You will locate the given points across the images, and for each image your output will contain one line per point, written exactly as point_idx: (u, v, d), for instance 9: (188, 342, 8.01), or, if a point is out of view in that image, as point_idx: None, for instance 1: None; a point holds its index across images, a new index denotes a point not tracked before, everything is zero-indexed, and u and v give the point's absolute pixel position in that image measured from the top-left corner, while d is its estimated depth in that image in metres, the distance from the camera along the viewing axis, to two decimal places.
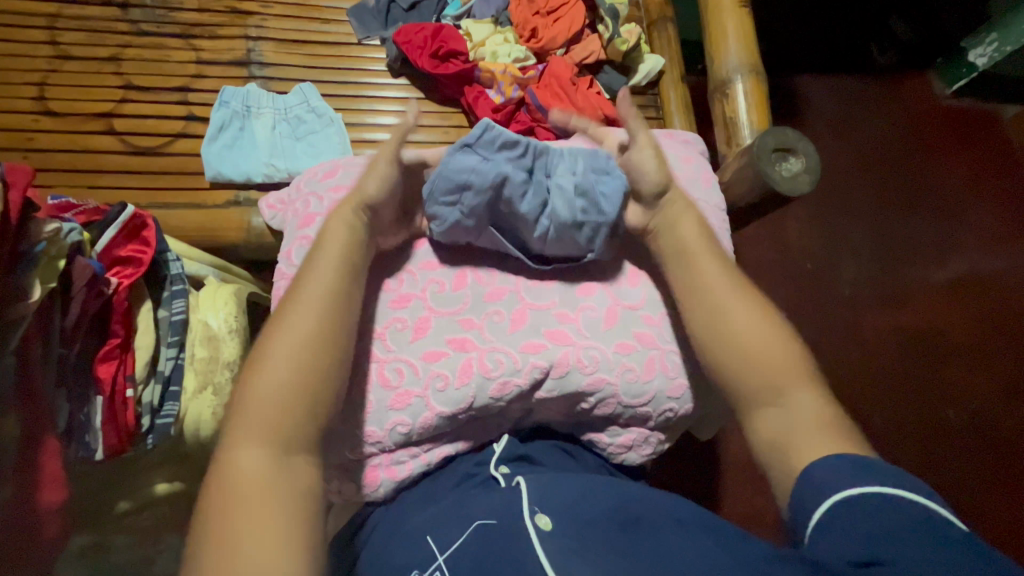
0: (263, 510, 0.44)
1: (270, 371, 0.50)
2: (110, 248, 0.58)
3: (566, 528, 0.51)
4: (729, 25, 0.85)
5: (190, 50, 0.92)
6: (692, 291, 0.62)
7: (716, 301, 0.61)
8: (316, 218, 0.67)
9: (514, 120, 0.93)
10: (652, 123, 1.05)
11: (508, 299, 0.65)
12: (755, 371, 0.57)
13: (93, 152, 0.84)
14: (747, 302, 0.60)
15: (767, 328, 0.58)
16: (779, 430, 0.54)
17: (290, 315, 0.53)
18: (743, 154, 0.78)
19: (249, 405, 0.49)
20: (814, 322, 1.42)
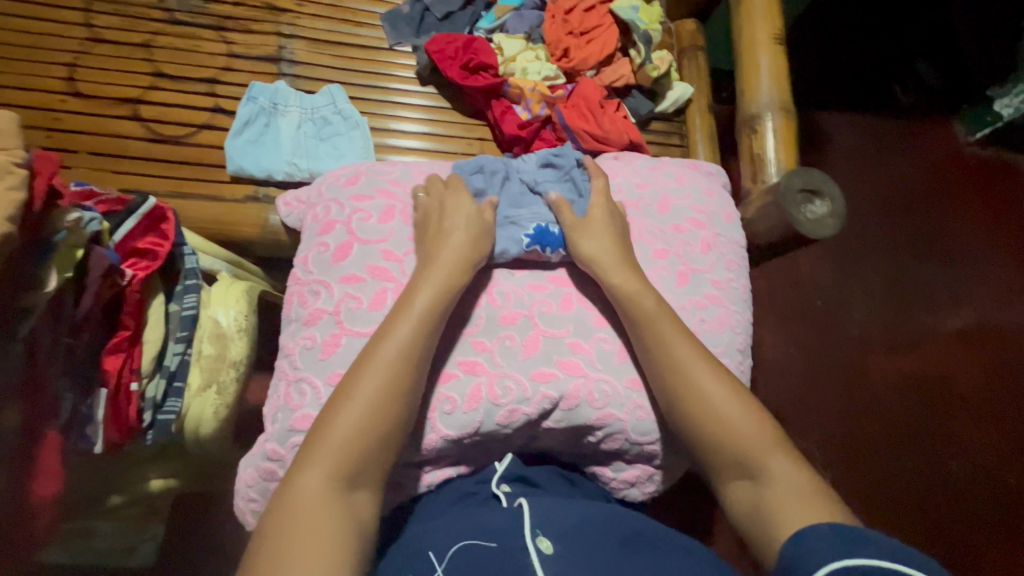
0: (315, 540, 0.45)
1: (363, 395, 0.52)
2: (127, 239, 0.58)
3: (569, 552, 0.50)
4: (763, 61, 0.85)
5: (223, 42, 0.93)
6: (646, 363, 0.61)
7: (678, 372, 0.59)
8: (336, 225, 0.66)
9: (538, 137, 0.93)
10: (675, 150, 1.05)
11: (522, 323, 0.63)
12: (715, 437, 0.57)
13: (116, 137, 0.84)
14: (705, 369, 0.59)
15: (736, 401, 0.58)
16: (751, 497, 0.55)
17: (380, 344, 0.54)
18: (768, 192, 0.78)
19: (335, 422, 0.51)
20: (820, 360, 1.40)
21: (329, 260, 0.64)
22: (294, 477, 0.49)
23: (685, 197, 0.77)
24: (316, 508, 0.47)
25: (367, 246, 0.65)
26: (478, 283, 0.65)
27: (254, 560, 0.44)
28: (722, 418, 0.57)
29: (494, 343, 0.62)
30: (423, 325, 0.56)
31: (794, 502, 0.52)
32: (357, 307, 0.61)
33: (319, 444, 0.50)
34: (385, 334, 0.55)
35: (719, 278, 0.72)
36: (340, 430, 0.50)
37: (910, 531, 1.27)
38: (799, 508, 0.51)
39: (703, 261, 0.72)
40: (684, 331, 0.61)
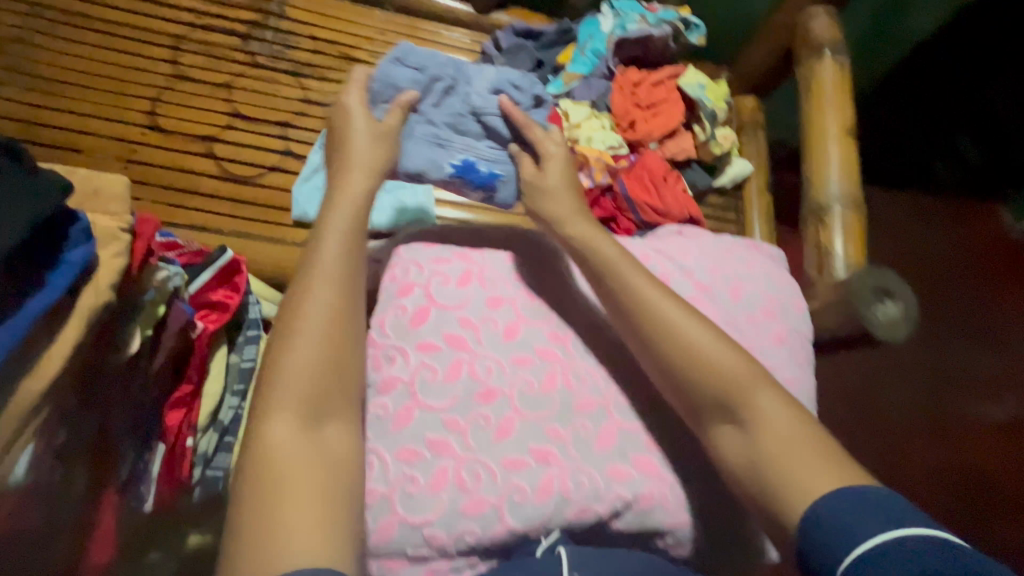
0: (303, 480, 0.44)
1: (314, 322, 0.51)
2: (202, 291, 0.58)
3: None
4: (833, 150, 0.85)
5: (299, 88, 0.95)
6: (618, 322, 0.62)
7: (653, 325, 0.59)
8: (415, 287, 0.66)
9: (598, 205, 0.93)
10: (731, 226, 1.04)
11: (597, 412, 0.62)
12: (690, 374, 0.57)
13: (188, 172, 0.86)
14: (676, 316, 0.59)
15: (705, 341, 0.57)
16: (743, 444, 0.53)
17: (311, 280, 0.53)
18: (841, 289, 0.76)
19: (296, 349, 0.49)
20: (855, 446, 1.35)
21: (407, 325, 0.64)
22: (257, 426, 0.46)
23: (757, 286, 0.76)
24: (296, 447, 0.46)
25: (445, 311, 0.65)
26: (554, 362, 0.64)
27: (245, 514, 0.42)
28: (700, 355, 0.57)
29: (569, 430, 0.60)
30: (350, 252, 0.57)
31: (796, 452, 0.49)
32: (431, 377, 0.61)
33: (277, 388, 0.48)
34: (313, 264, 0.55)
35: (792, 376, 0.71)
36: (304, 358, 0.49)
37: None
38: (811, 464, 0.48)
39: (776, 356, 0.71)
40: (641, 271, 0.63)
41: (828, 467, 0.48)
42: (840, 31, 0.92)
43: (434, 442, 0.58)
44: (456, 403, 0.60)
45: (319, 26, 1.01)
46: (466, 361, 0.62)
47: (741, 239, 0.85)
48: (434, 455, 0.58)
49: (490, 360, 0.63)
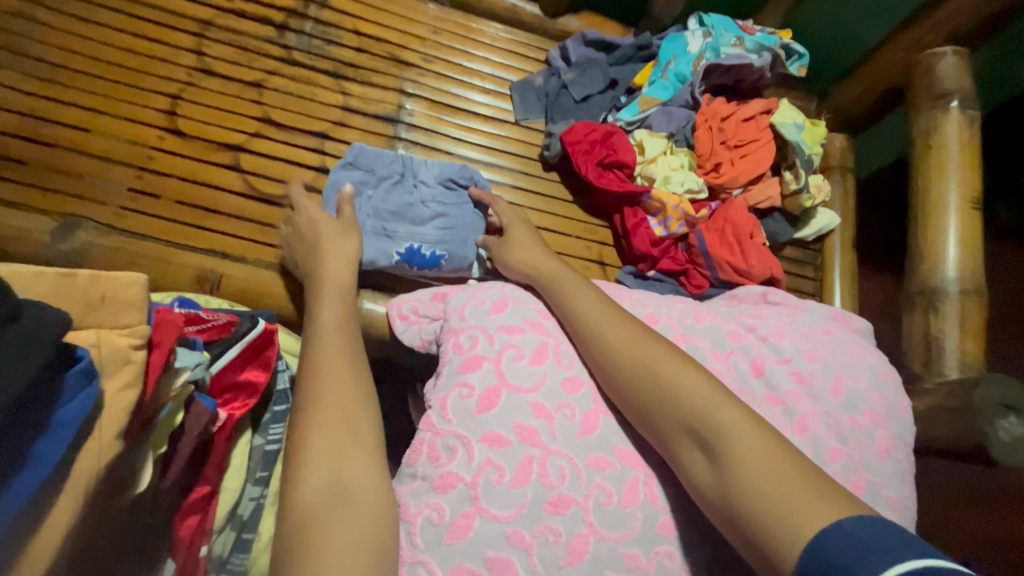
0: (347, 524, 0.42)
1: (325, 371, 0.50)
2: (226, 371, 0.48)
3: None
4: (952, 224, 0.74)
5: (339, 92, 0.83)
6: (603, 370, 0.57)
7: (647, 373, 0.55)
8: (484, 362, 0.57)
9: (668, 256, 0.83)
10: (808, 284, 0.93)
11: (684, 537, 0.53)
12: (671, 418, 0.53)
13: (210, 187, 0.75)
14: (670, 362, 0.55)
15: (694, 386, 0.53)
16: (715, 478, 0.49)
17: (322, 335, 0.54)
18: (954, 393, 0.66)
19: (312, 400, 0.48)
20: None
21: (472, 409, 0.55)
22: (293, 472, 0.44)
23: (860, 378, 0.67)
24: (324, 499, 0.43)
25: (517, 396, 0.55)
26: (638, 469, 0.55)
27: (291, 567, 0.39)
28: (677, 395, 0.53)
29: (651, 558, 0.51)
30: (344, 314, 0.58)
31: (783, 487, 0.45)
32: (497, 480, 0.52)
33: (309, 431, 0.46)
34: (321, 328, 0.56)
35: (896, 496, 0.61)
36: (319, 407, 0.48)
37: None
38: (801, 500, 0.44)
39: (880, 471, 0.62)
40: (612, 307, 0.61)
41: (804, 497, 0.44)
42: (969, 77, 0.79)
43: (493, 564, 0.49)
44: (523, 513, 0.51)
45: (364, 19, 0.88)
46: (537, 460, 0.53)
47: (826, 309, 0.76)
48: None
49: (564, 459, 0.53)
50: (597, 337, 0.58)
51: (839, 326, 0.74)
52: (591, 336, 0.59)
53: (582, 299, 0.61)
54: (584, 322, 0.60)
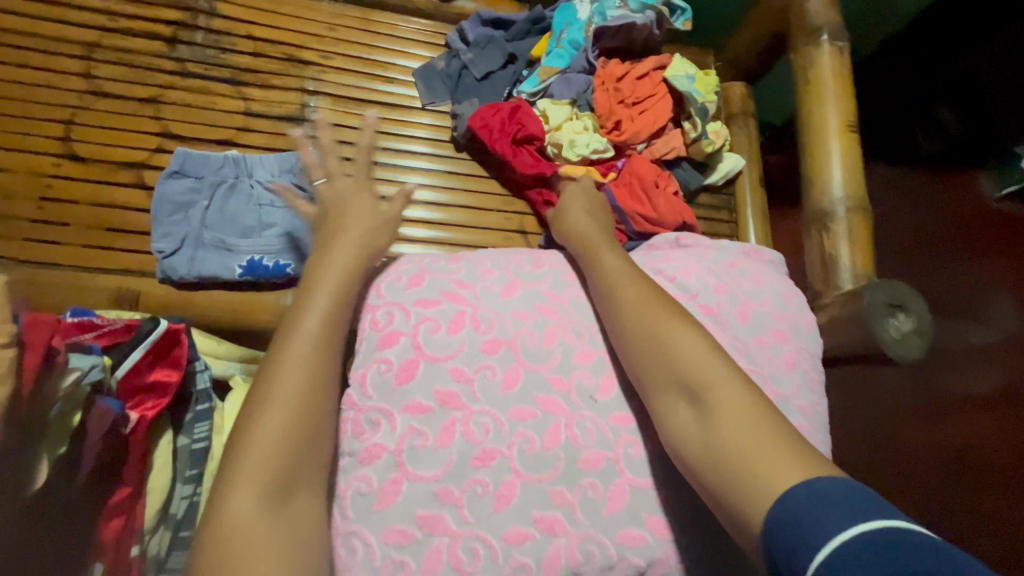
0: (261, 556, 0.41)
1: (277, 391, 0.47)
2: (132, 374, 0.49)
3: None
4: (834, 147, 0.79)
5: (239, 98, 0.83)
6: (617, 328, 0.58)
7: (652, 332, 0.55)
8: (401, 337, 0.59)
9: None
10: (724, 227, 0.98)
11: (606, 468, 0.54)
12: (666, 373, 0.53)
13: (116, 208, 0.74)
14: (680, 325, 0.55)
15: (704, 348, 0.52)
16: (698, 433, 0.49)
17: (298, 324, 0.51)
18: (848, 302, 0.71)
19: (257, 423, 0.45)
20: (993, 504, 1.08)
21: (391, 383, 0.57)
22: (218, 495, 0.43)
23: (765, 303, 0.71)
24: (247, 532, 0.42)
25: (435, 364, 0.57)
26: (559, 414, 0.56)
27: None
28: (675, 354, 0.53)
29: (575, 491, 0.53)
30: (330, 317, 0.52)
31: (757, 443, 0.45)
32: (421, 444, 0.54)
33: (249, 451, 0.44)
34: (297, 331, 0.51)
35: (806, 403, 0.66)
36: (264, 427, 0.45)
37: None
38: (775, 460, 0.43)
39: (788, 383, 0.66)
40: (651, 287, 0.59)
41: (783, 455, 0.43)
42: (837, 11, 0.84)
43: (421, 519, 0.51)
44: (449, 471, 0.53)
45: (257, 24, 0.88)
46: (460, 420, 0.55)
47: (737, 245, 0.79)
48: (427, 534, 0.51)
49: (486, 416, 0.55)
50: (616, 292, 0.60)
51: (749, 258, 0.77)
52: (607, 283, 0.61)
53: (612, 261, 0.63)
54: (606, 275, 0.62)
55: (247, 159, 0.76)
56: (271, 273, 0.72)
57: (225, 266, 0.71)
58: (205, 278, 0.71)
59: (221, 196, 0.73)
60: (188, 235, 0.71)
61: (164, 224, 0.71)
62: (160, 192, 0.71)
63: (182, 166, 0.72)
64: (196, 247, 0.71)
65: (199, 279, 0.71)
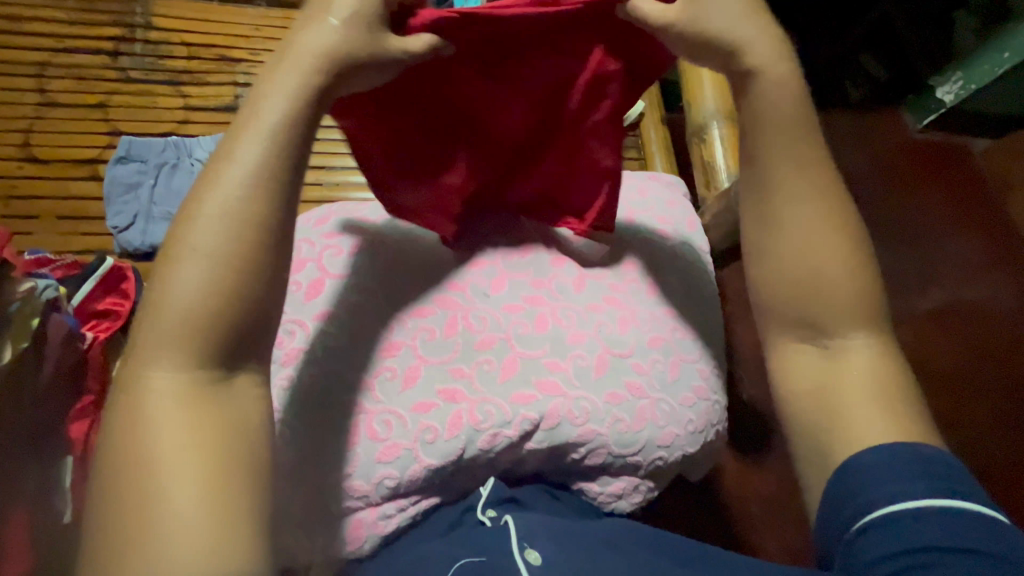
0: (188, 449, 0.36)
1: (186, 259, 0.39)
2: (87, 301, 0.61)
3: (558, 560, 0.50)
4: (704, 72, 0.89)
5: (179, 96, 0.94)
6: (754, 233, 0.53)
7: (803, 254, 0.50)
8: (307, 263, 0.66)
9: None
10: (633, 163, 1.08)
11: (499, 347, 0.63)
12: (802, 304, 0.51)
13: (77, 199, 0.85)
14: (845, 255, 0.50)
15: (849, 274, 0.50)
16: (816, 373, 0.50)
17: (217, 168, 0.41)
18: (723, 198, 0.80)
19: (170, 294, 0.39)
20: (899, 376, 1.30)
21: (301, 299, 0.64)
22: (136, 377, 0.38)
23: (649, 209, 0.79)
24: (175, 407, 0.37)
25: (340, 280, 0.65)
26: (455, 308, 0.64)
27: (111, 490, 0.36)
28: (824, 283, 0.50)
29: (471, 365, 0.62)
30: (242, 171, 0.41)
31: (864, 403, 0.47)
32: (333, 344, 0.61)
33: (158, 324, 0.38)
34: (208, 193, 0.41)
35: (687, 287, 0.73)
36: (177, 297, 0.38)
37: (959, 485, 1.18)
38: (870, 413, 0.47)
39: (670, 271, 0.73)
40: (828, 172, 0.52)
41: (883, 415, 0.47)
42: None
43: (341, 401, 0.59)
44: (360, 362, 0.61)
45: (189, 32, 0.98)
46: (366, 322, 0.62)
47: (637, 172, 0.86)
48: (343, 414, 0.58)
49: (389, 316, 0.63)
50: (798, 210, 0.50)
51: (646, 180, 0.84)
52: (788, 201, 0.51)
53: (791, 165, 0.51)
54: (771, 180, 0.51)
55: (185, 143, 0.87)
56: None
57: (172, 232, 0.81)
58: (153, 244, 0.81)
59: (164, 175, 0.85)
60: (139, 210, 0.82)
61: (116, 204, 0.82)
62: (110, 176, 0.83)
63: (127, 153, 0.84)
64: (145, 219, 0.82)
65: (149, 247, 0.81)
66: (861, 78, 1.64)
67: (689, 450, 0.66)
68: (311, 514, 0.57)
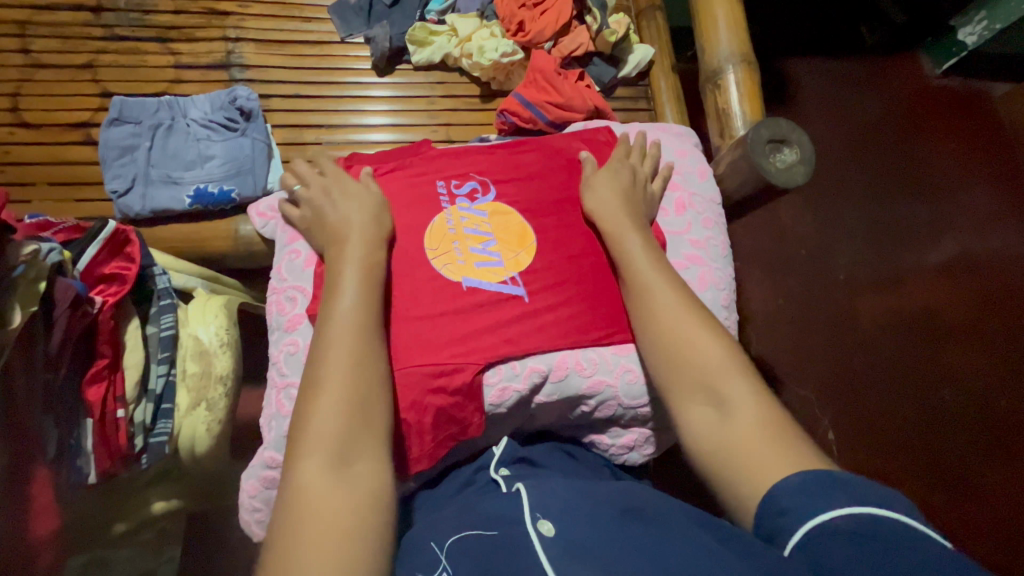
0: None
1: (322, 399, 0.49)
2: (92, 266, 0.58)
3: (572, 531, 0.47)
4: (720, 13, 0.84)
5: (168, 54, 0.90)
6: (648, 354, 0.58)
7: (694, 366, 0.55)
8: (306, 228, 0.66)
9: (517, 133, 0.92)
10: (643, 115, 1.02)
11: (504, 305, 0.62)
12: (695, 394, 0.54)
13: (70, 164, 0.82)
14: (715, 347, 0.55)
15: (718, 364, 0.54)
16: (714, 433, 0.52)
17: (321, 376, 0.50)
18: (736, 146, 0.77)
19: (309, 430, 0.48)
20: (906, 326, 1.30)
21: (302, 263, 0.64)
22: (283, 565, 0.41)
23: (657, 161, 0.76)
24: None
25: None
26: None
27: None
28: (714, 384, 0.53)
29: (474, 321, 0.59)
30: (357, 315, 0.53)
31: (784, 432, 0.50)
32: None
33: (301, 515, 0.43)
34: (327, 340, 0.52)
35: (699, 238, 0.71)
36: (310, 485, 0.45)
37: (955, 433, 1.21)
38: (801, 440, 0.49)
39: (679, 223, 0.72)
40: (641, 248, 0.62)
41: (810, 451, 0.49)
42: None
43: None
44: None
45: None
46: None
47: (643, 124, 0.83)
48: None
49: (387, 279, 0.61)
50: (672, 321, 0.57)
51: (654, 131, 0.81)
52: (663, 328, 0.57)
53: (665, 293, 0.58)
54: (652, 313, 0.58)
55: (177, 103, 0.84)
56: (212, 197, 0.80)
57: (170, 195, 0.79)
58: (152, 209, 0.79)
59: (160, 138, 0.82)
60: (137, 174, 0.80)
61: (112, 170, 0.80)
62: (106, 139, 0.80)
63: (118, 114, 0.81)
64: (143, 182, 0.79)
65: (147, 212, 0.79)
66: (878, 20, 1.54)
67: None
68: None
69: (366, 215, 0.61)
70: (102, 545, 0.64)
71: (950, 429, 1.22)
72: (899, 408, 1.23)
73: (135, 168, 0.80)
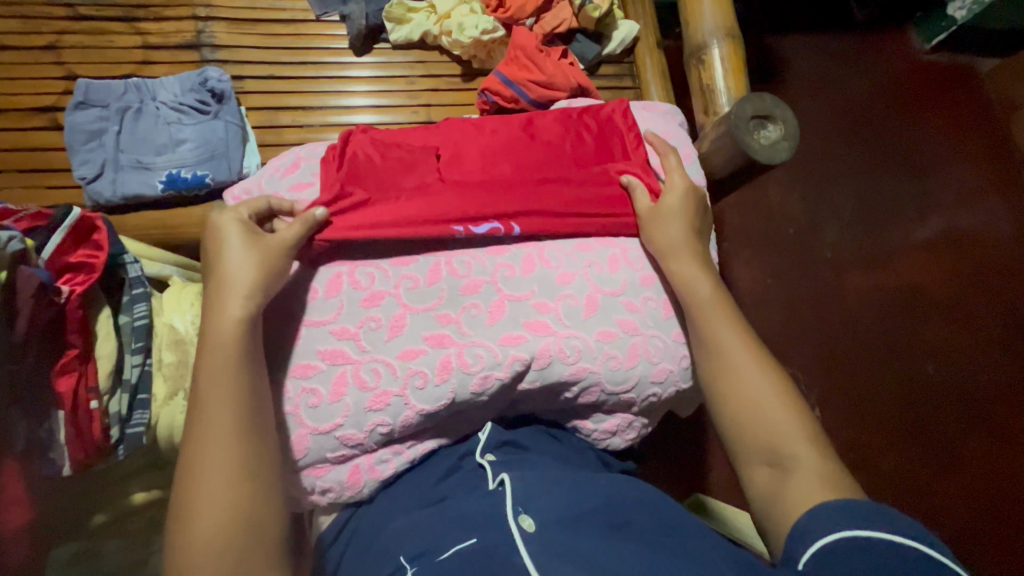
0: None
1: (215, 432, 0.47)
2: (58, 254, 0.57)
3: (552, 532, 0.47)
4: None
5: (135, 34, 0.86)
6: (713, 401, 0.59)
7: (762, 411, 0.56)
8: None
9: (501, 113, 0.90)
10: (629, 94, 1.00)
11: (485, 291, 0.62)
12: (754, 443, 0.55)
13: (37, 149, 0.80)
14: (773, 396, 0.56)
15: (788, 414, 0.55)
16: (772, 483, 0.53)
17: (204, 380, 0.49)
18: (721, 123, 0.75)
19: (197, 503, 0.45)
20: (891, 305, 1.31)
21: None
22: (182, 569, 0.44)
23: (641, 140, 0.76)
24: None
25: None
26: (437, 257, 0.63)
27: None
28: (770, 426, 0.55)
29: (456, 304, 0.61)
30: (235, 388, 0.49)
31: (814, 486, 0.50)
32: (312, 296, 0.60)
33: (195, 518, 0.45)
34: (217, 415, 0.48)
35: None
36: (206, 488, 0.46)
37: (937, 409, 1.23)
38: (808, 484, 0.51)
39: None
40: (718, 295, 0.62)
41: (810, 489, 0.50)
42: None
43: (329, 355, 0.57)
44: (344, 313, 0.59)
45: None
46: (346, 274, 0.61)
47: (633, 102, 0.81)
48: (330, 365, 0.57)
49: (371, 267, 0.62)
50: (745, 367, 0.58)
51: (643, 110, 0.79)
52: (733, 378, 0.58)
53: (727, 335, 0.60)
54: (725, 358, 0.59)
55: (145, 85, 0.81)
56: (188, 181, 0.78)
57: (145, 179, 0.77)
58: (124, 194, 0.77)
59: (128, 121, 0.79)
60: (106, 159, 0.77)
61: (80, 155, 0.77)
62: (72, 122, 0.78)
63: (83, 96, 0.78)
64: (115, 168, 0.77)
65: (118, 198, 0.77)
66: None
67: (683, 385, 0.65)
68: (305, 463, 0.57)
69: (246, 256, 0.54)
70: (83, 534, 0.63)
71: (935, 404, 1.24)
72: (881, 385, 1.25)
73: (104, 153, 0.78)
